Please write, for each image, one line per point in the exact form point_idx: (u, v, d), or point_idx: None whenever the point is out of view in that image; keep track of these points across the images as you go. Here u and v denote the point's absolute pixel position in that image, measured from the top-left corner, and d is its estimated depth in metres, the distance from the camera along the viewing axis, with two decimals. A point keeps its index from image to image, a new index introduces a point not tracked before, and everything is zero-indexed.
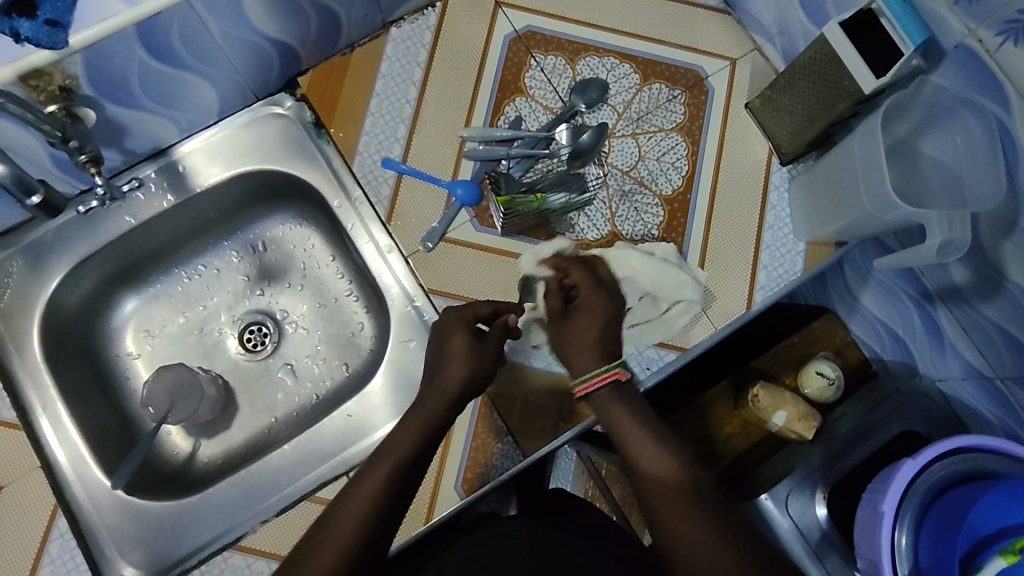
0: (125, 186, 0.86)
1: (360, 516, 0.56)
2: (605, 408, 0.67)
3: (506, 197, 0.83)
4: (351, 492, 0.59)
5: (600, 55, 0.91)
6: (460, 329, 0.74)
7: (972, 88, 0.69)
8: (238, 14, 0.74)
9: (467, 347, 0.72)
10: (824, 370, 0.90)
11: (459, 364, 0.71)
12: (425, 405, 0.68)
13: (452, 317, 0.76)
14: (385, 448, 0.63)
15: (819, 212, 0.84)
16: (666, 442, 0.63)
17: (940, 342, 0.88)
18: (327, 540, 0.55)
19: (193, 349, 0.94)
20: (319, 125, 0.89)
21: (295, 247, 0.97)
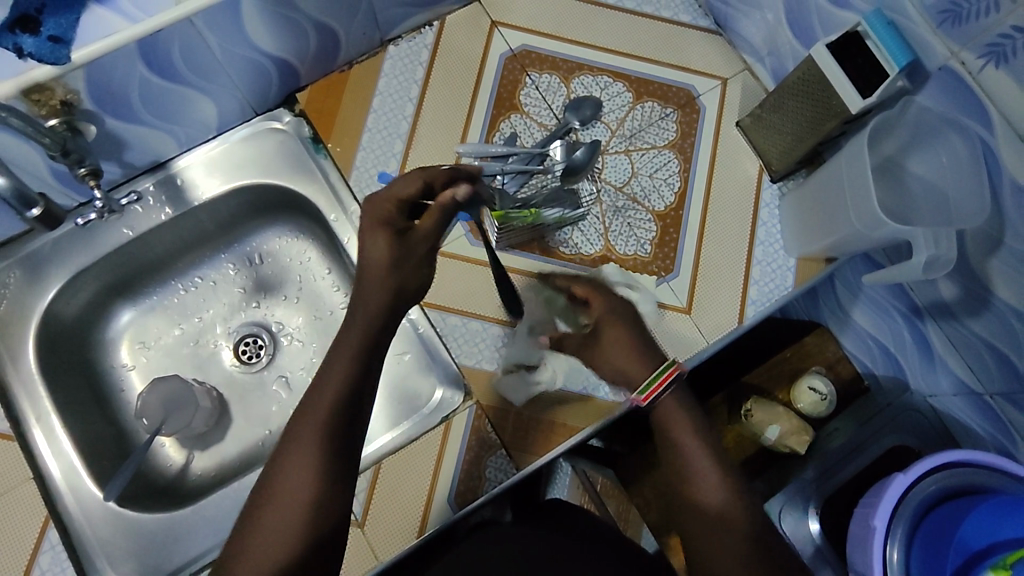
0: (124, 199, 0.86)
1: (291, 520, 0.54)
2: (668, 413, 0.66)
3: (500, 211, 0.81)
4: (273, 498, 0.55)
5: (594, 73, 0.93)
6: (381, 234, 0.67)
7: (955, 108, 0.70)
8: (239, 30, 0.75)
9: (391, 251, 0.67)
10: (816, 386, 0.93)
11: (387, 274, 0.66)
12: (332, 371, 0.61)
13: (365, 217, 0.69)
14: (296, 433, 0.57)
15: (808, 230, 0.85)
16: (717, 450, 0.62)
17: (931, 358, 0.90)
18: (286, 470, 0.56)
19: (189, 361, 0.95)
20: (318, 139, 0.90)
21: (291, 260, 0.98)
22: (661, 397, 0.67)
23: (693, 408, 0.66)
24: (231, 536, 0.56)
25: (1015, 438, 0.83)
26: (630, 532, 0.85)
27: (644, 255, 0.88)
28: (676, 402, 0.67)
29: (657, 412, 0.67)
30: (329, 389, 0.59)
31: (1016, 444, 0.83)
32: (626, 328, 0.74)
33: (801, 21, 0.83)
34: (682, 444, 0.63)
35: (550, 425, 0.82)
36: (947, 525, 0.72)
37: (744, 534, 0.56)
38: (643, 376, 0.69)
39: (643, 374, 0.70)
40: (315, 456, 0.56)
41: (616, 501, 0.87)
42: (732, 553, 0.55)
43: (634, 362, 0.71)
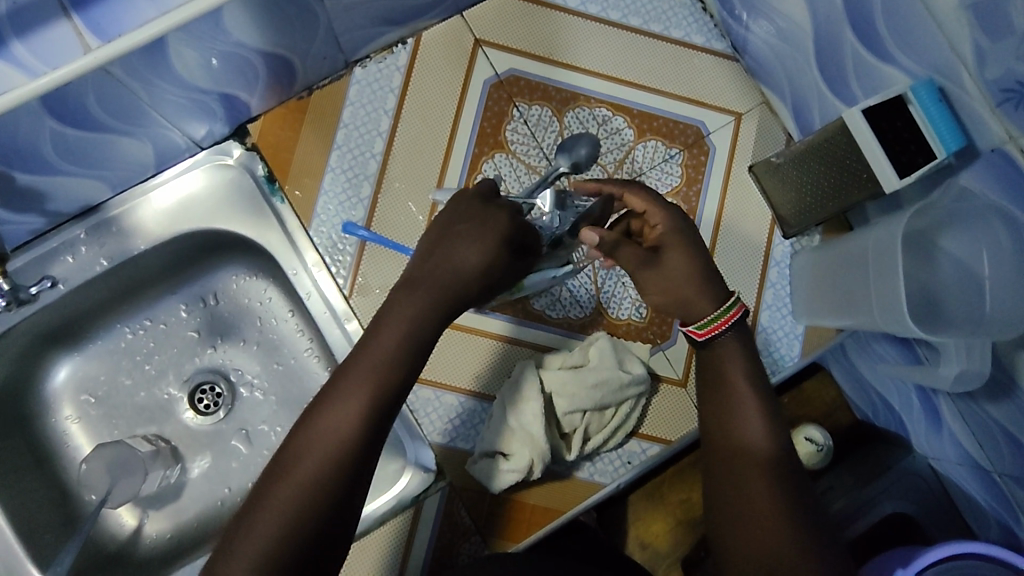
0: (32, 287, 0.72)
1: (279, 534, 0.48)
2: (728, 359, 0.62)
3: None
4: (267, 501, 0.49)
5: (590, 105, 0.82)
6: (478, 232, 0.59)
7: (1006, 196, 0.58)
8: (166, 71, 0.62)
9: (480, 255, 0.59)
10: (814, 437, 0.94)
11: (470, 269, 0.59)
12: (357, 371, 0.54)
13: (469, 202, 0.63)
14: (305, 439, 0.52)
15: (823, 298, 0.77)
16: (769, 403, 0.59)
17: (937, 422, 0.80)
18: (314, 445, 0.51)
19: (140, 414, 0.87)
20: (273, 178, 0.79)
21: (251, 301, 0.90)
22: (720, 339, 0.63)
23: (755, 361, 0.62)
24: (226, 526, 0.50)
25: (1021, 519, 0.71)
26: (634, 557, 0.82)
27: (638, 320, 0.79)
28: (736, 346, 0.62)
29: (714, 355, 0.62)
30: (373, 370, 0.54)
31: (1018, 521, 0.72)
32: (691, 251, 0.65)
33: (832, 66, 0.71)
34: (732, 393, 0.60)
35: (527, 508, 0.75)
36: None
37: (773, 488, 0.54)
38: (709, 310, 0.63)
39: (705, 309, 0.63)
40: (321, 475, 0.50)
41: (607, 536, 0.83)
42: (759, 502, 0.53)
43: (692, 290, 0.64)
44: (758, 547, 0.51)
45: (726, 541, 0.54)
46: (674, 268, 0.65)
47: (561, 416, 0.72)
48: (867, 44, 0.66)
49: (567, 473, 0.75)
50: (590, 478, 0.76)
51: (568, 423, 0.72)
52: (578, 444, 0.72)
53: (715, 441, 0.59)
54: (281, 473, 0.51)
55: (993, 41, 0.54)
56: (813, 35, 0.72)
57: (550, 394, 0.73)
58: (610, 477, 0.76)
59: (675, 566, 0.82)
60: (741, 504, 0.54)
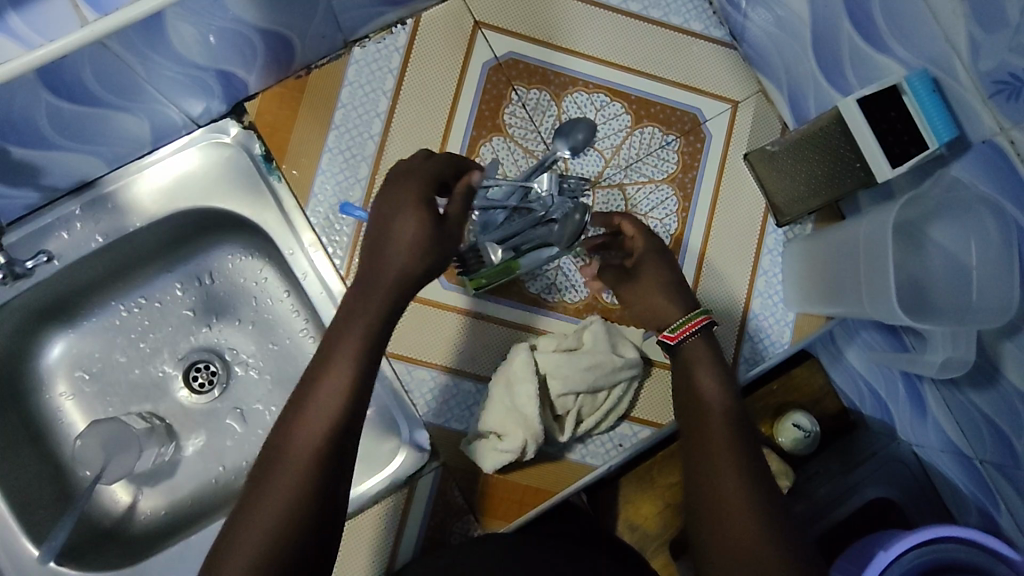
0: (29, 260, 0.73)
1: (273, 530, 0.51)
2: (694, 356, 0.67)
3: (476, 279, 0.76)
4: (256, 505, 0.52)
5: (589, 90, 0.82)
6: (409, 210, 0.61)
7: (995, 186, 0.59)
8: (164, 47, 0.62)
9: (416, 230, 0.60)
10: (801, 423, 0.95)
11: (405, 247, 0.61)
12: (325, 373, 0.58)
13: (393, 182, 0.64)
14: (284, 445, 0.55)
15: (814, 286, 0.78)
16: (734, 397, 0.64)
17: (923, 413, 0.83)
18: (294, 444, 0.55)
19: (134, 392, 0.87)
20: (270, 158, 0.79)
21: (246, 280, 0.90)
22: (689, 339, 0.68)
23: (721, 358, 0.67)
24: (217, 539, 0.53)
25: (1000, 505, 0.74)
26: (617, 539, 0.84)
27: (632, 305, 0.80)
28: (703, 346, 0.68)
29: (682, 355, 0.68)
30: (340, 367, 0.58)
31: (1000, 510, 0.74)
32: (660, 267, 0.74)
33: (829, 55, 0.72)
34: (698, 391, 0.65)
35: (520, 488, 0.76)
36: None
37: (743, 480, 0.56)
38: (675, 318, 0.70)
39: (673, 315, 0.71)
40: (304, 468, 0.54)
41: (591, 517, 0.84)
42: (730, 496, 0.55)
43: (661, 304, 0.72)
44: (730, 534, 0.53)
45: (703, 534, 0.55)
46: (648, 288, 0.73)
47: (556, 396, 0.73)
48: (864, 35, 0.67)
49: (559, 455, 0.76)
50: (582, 459, 0.77)
51: (564, 404, 0.73)
52: (570, 426, 0.73)
53: (687, 437, 0.63)
54: (266, 478, 0.54)
55: (987, 33, 0.54)
56: (811, 23, 0.72)
57: (545, 375, 0.73)
58: (602, 459, 0.77)
59: (664, 547, 0.83)
60: (710, 499, 0.56)
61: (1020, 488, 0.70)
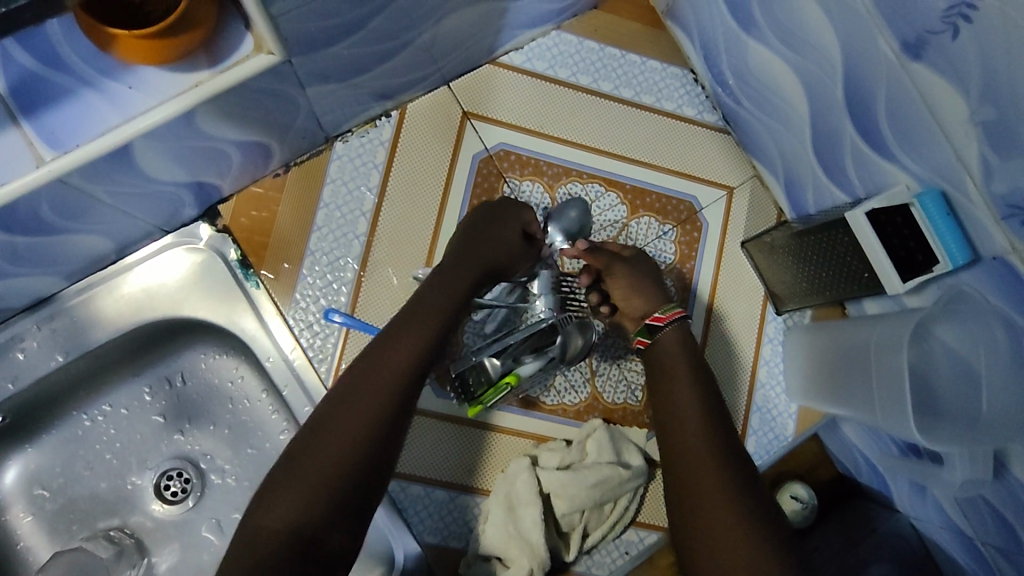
0: None
1: (333, 467, 0.52)
2: (670, 346, 0.69)
3: (477, 404, 0.70)
4: (315, 442, 0.53)
5: (583, 180, 0.79)
6: (510, 221, 0.71)
7: (1006, 302, 0.57)
8: (130, 170, 0.57)
9: (511, 241, 0.70)
10: (798, 493, 0.78)
11: (497, 246, 0.70)
12: (401, 331, 0.61)
13: (498, 201, 0.73)
14: (357, 384, 0.57)
15: (818, 384, 0.76)
16: (707, 390, 0.65)
17: (920, 488, 0.71)
18: (370, 386, 0.57)
19: (100, 508, 0.81)
20: (247, 263, 0.74)
21: (220, 380, 0.84)
22: (665, 331, 0.70)
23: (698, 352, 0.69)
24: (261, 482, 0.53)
25: None
26: None
27: (634, 404, 0.77)
28: (680, 340, 0.69)
29: (663, 340, 0.70)
30: (417, 332, 0.61)
31: None
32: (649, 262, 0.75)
33: (829, 153, 0.70)
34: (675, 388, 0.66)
35: None
36: None
37: (728, 482, 0.55)
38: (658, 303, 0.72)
39: (656, 301, 0.73)
40: (371, 410, 0.56)
41: None
42: (718, 496, 0.54)
43: (649, 289, 0.73)
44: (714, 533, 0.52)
45: (693, 544, 0.53)
46: (639, 276, 0.73)
47: (561, 516, 0.70)
48: (868, 140, 0.65)
49: (564, 568, 0.72)
50: (587, 571, 0.73)
51: (569, 523, 0.70)
52: (577, 543, 0.70)
53: (666, 435, 0.62)
54: (330, 417, 0.55)
55: (1003, 160, 0.52)
56: (810, 121, 0.71)
57: (548, 494, 0.70)
58: (607, 568, 0.73)
59: None
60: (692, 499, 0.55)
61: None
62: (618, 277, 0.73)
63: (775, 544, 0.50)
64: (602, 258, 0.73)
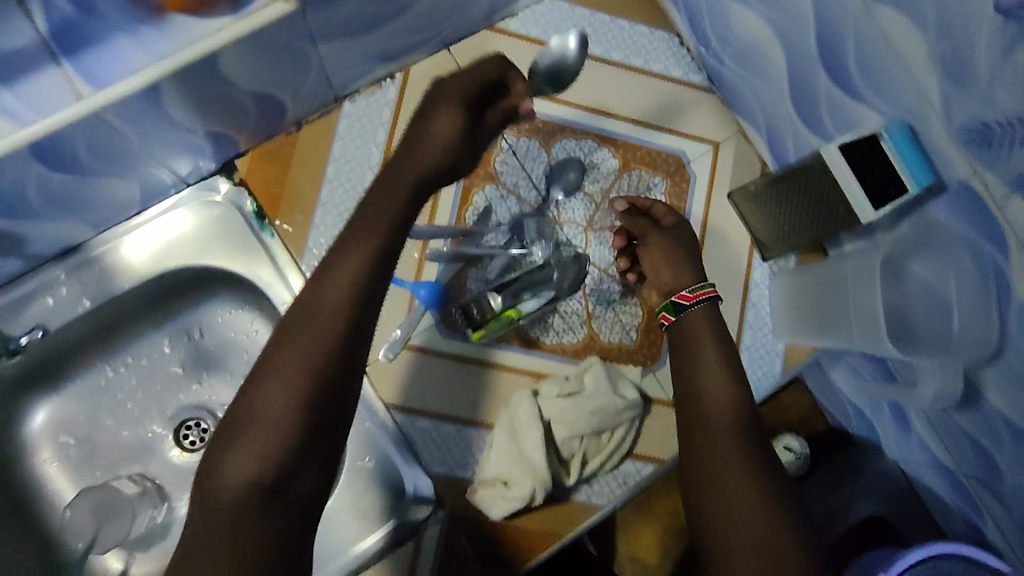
0: (22, 337, 0.72)
1: (278, 425, 0.50)
2: (697, 325, 0.68)
3: (478, 330, 0.77)
4: (256, 404, 0.51)
5: (577, 137, 0.84)
6: (456, 107, 0.61)
7: (972, 230, 0.60)
8: (157, 114, 0.62)
9: (458, 127, 0.60)
10: (790, 444, 0.85)
11: (442, 133, 0.60)
12: (327, 281, 0.54)
13: (442, 82, 0.63)
14: (290, 339, 0.53)
15: (802, 320, 0.81)
16: (738, 380, 0.64)
17: (906, 429, 0.76)
18: (305, 339, 0.52)
19: (123, 455, 0.85)
20: (262, 215, 0.78)
21: (236, 333, 0.88)
22: (693, 309, 0.69)
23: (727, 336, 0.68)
24: (208, 450, 0.51)
25: (986, 518, 0.69)
26: None
27: (629, 343, 0.82)
28: (708, 323, 0.69)
29: (687, 318, 0.69)
30: (344, 279, 0.54)
31: (985, 521, 0.69)
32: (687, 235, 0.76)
33: (805, 102, 0.75)
34: (700, 358, 0.66)
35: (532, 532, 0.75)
36: None
37: (755, 479, 0.56)
38: (689, 281, 0.72)
39: (684, 281, 0.72)
40: (308, 362, 0.51)
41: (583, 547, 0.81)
42: (737, 491, 0.55)
43: (681, 263, 0.73)
44: (732, 523, 0.53)
45: (706, 531, 0.55)
46: (673, 246, 0.74)
47: (561, 441, 0.74)
48: (839, 85, 0.70)
49: (566, 496, 0.77)
50: (587, 499, 0.77)
51: (569, 449, 0.74)
52: (577, 469, 0.74)
53: (686, 422, 0.63)
54: (267, 377, 0.51)
55: (959, 90, 0.57)
56: (787, 73, 0.76)
57: (549, 421, 0.74)
58: (607, 497, 0.78)
59: None
60: (715, 489, 0.56)
61: (1010, 507, 0.64)
62: (652, 246, 0.76)
63: (794, 542, 0.51)
64: (639, 224, 0.76)
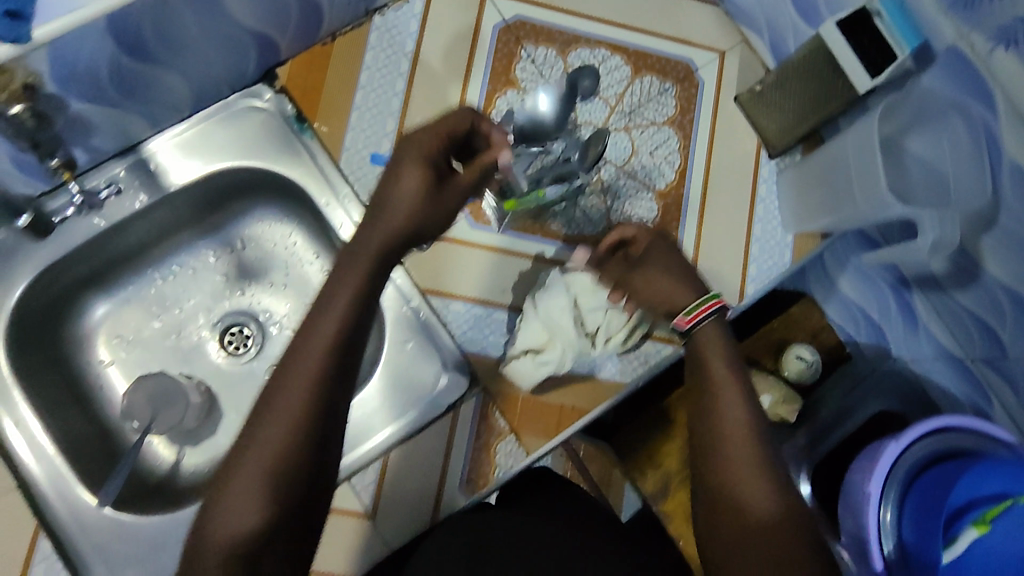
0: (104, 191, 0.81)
1: (273, 461, 0.49)
2: (707, 343, 0.61)
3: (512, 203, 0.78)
4: (251, 443, 0.49)
5: (591, 46, 0.90)
6: (416, 168, 0.60)
7: (961, 93, 0.68)
8: (216, 4, 0.68)
9: (422, 188, 0.59)
10: (803, 354, 0.90)
11: (407, 212, 0.59)
12: (310, 337, 0.53)
13: (413, 138, 0.62)
14: (285, 372, 0.51)
15: (809, 206, 0.87)
16: (747, 389, 0.57)
17: (915, 324, 0.88)
18: (294, 381, 0.51)
19: (172, 355, 0.91)
20: (302, 118, 0.84)
21: (275, 244, 0.94)
22: (700, 325, 0.62)
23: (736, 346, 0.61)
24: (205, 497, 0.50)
25: (993, 402, 0.81)
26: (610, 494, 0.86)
27: None
28: (716, 334, 0.62)
29: (695, 339, 0.62)
30: (333, 317, 0.53)
31: (990, 404, 0.81)
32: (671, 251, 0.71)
33: None
34: (711, 374, 0.58)
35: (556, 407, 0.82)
36: (940, 492, 0.69)
37: (771, 498, 0.51)
38: (689, 301, 0.65)
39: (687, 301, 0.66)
40: (302, 393, 0.50)
41: (595, 462, 0.86)
42: (758, 514, 0.50)
43: (678, 287, 0.68)
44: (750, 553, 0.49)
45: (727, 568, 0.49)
46: (664, 273, 0.69)
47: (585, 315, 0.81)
48: None
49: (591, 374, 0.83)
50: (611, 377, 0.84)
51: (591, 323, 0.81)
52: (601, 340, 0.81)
53: (701, 451, 0.55)
54: (260, 411, 0.50)
55: None
56: None
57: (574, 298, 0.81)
58: (629, 375, 0.84)
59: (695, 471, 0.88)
60: (733, 515, 0.51)
61: (1014, 383, 0.77)
62: (648, 269, 0.71)
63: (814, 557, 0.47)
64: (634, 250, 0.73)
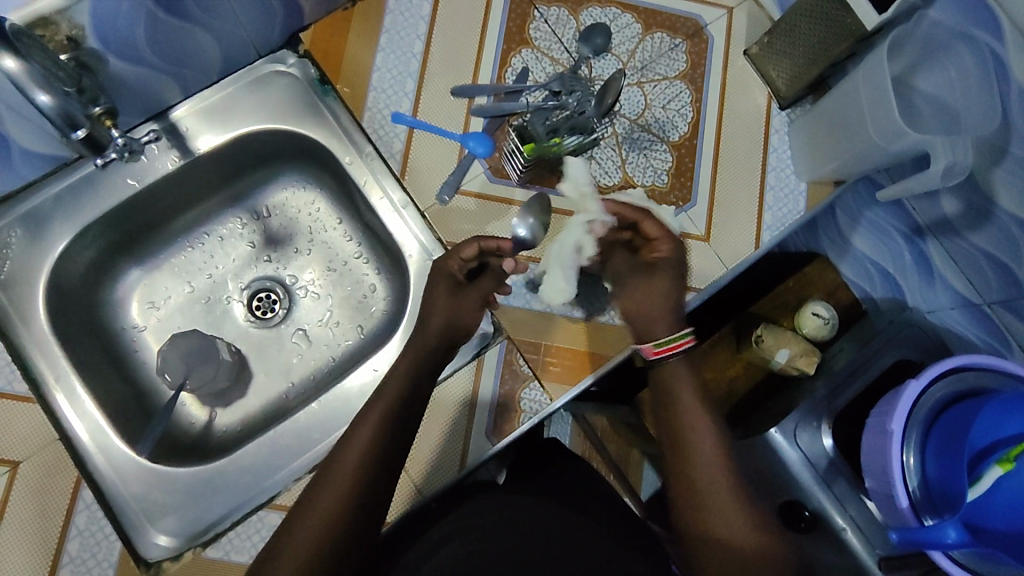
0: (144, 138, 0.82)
1: (314, 538, 0.60)
2: (673, 377, 0.71)
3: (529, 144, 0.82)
4: (298, 520, 0.62)
5: (601, 6, 0.93)
6: (442, 277, 0.80)
7: (966, 23, 0.75)
8: None
9: (449, 295, 0.79)
10: (820, 311, 0.89)
11: (437, 315, 0.78)
12: (337, 466, 0.65)
13: (443, 270, 0.81)
14: (321, 483, 0.64)
15: (821, 152, 0.88)
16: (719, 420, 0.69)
17: (930, 274, 0.92)
18: (321, 506, 0.62)
19: (201, 318, 0.93)
20: (325, 80, 0.88)
21: (299, 211, 0.96)
22: (670, 360, 0.72)
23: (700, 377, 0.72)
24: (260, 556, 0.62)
25: (1013, 346, 0.85)
26: (631, 473, 0.92)
27: (662, 185, 0.89)
28: (682, 368, 0.72)
29: (661, 372, 0.72)
30: (353, 455, 0.65)
31: (1010, 348, 0.85)
32: (672, 279, 0.76)
33: None
34: (679, 392, 0.70)
35: (577, 353, 0.84)
36: (959, 431, 0.69)
37: (743, 525, 0.62)
38: (661, 334, 0.73)
39: (663, 332, 0.73)
40: (329, 512, 0.62)
41: (614, 444, 0.93)
42: (734, 534, 0.62)
43: (657, 317, 0.74)
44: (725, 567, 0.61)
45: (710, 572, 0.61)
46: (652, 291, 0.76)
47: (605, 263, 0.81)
48: None
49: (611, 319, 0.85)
50: None
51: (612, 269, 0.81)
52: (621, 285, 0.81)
53: (674, 469, 0.66)
54: (299, 517, 0.62)
55: None
56: None
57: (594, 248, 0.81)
58: None
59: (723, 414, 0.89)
60: (720, 538, 0.62)
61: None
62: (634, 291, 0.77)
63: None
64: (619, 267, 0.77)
